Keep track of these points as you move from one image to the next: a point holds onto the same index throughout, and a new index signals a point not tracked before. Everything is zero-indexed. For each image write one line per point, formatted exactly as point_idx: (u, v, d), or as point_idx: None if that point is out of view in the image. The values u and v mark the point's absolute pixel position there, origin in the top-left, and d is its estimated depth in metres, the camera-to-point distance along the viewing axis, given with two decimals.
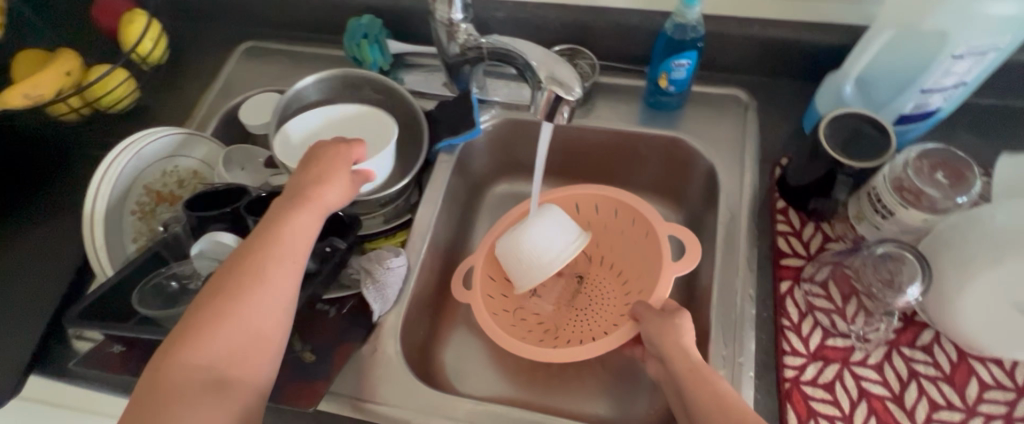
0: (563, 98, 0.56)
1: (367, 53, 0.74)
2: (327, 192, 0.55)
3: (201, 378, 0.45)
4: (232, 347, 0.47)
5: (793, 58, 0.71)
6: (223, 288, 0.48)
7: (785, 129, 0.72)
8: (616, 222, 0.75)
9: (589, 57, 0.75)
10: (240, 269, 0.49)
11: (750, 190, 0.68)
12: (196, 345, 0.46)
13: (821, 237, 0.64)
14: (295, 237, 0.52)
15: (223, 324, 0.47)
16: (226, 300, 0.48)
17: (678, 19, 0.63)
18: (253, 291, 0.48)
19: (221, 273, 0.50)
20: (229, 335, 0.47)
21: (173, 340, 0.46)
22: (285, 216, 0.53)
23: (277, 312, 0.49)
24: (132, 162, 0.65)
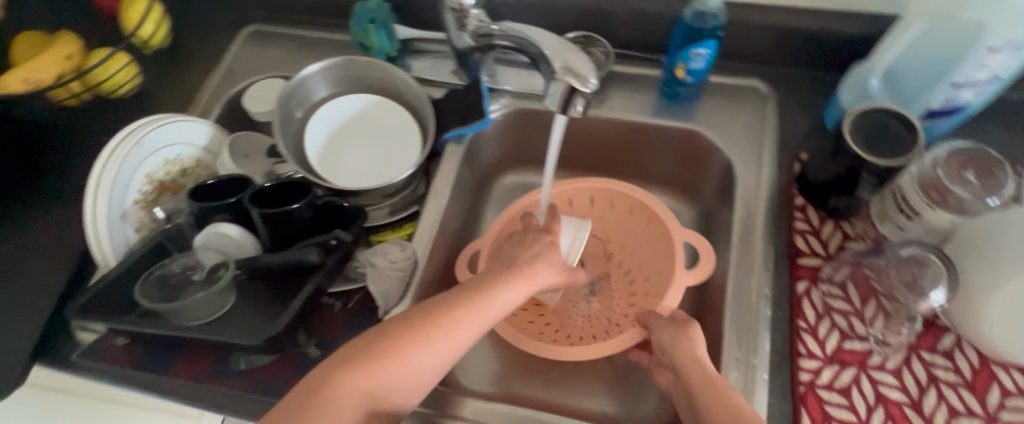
0: (578, 89, 0.53)
1: (375, 39, 0.71)
2: (542, 268, 0.60)
3: (359, 403, 0.45)
4: (388, 388, 0.46)
5: (816, 48, 0.68)
6: (410, 327, 0.49)
7: (806, 122, 0.69)
8: (628, 220, 0.74)
9: (602, 45, 0.72)
10: (456, 314, 0.51)
11: (767, 186, 0.66)
12: (364, 375, 0.46)
13: (840, 235, 0.62)
14: (504, 300, 0.54)
15: (390, 363, 0.47)
16: (411, 341, 0.48)
17: (698, 6, 0.61)
18: (439, 341, 0.49)
19: (424, 313, 0.50)
20: (389, 377, 0.46)
21: (346, 364, 0.46)
22: (500, 281, 0.56)
23: (438, 367, 0.49)
24: (135, 150, 0.63)
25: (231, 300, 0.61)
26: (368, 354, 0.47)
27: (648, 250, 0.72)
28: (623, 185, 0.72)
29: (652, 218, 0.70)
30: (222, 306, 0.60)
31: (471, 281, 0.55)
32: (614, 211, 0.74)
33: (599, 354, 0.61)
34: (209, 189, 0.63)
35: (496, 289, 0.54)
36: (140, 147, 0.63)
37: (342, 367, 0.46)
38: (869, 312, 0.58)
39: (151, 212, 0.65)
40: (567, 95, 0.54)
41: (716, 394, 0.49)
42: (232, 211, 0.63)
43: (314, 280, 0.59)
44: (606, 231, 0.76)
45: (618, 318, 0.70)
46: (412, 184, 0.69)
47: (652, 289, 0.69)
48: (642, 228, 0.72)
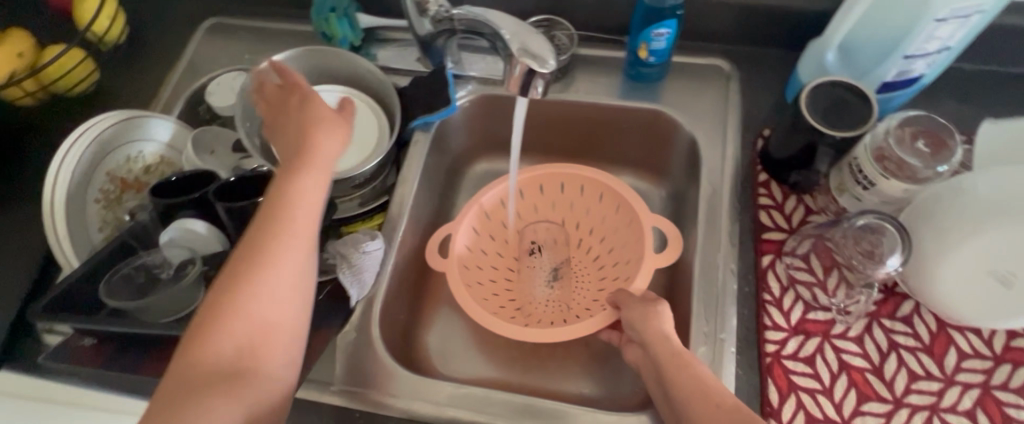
0: (536, 70, 0.53)
1: (337, 28, 0.71)
2: (324, 144, 0.54)
3: (220, 362, 0.44)
4: (241, 337, 0.45)
5: (774, 25, 0.69)
6: (240, 268, 0.47)
7: (767, 99, 0.70)
8: (597, 206, 0.74)
9: (566, 28, 0.72)
10: (270, 241, 0.48)
11: (732, 163, 0.67)
12: (214, 334, 0.44)
13: (803, 209, 0.63)
14: (304, 216, 0.50)
15: (233, 308, 0.45)
16: (247, 273, 0.46)
17: None
18: (274, 261, 0.47)
19: (255, 241, 0.48)
20: (241, 322, 0.45)
21: (198, 328, 0.45)
22: (289, 179, 0.51)
23: (296, 275, 0.48)
24: (93, 148, 0.62)
25: (201, 296, 0.60)
26: (211, 310, 0.45)
27: (618, 237, 0.73)
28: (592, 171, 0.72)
29: (622, 203, 0.71)
30: (190, 304, 0.59)
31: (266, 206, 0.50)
32: (584, 198, 0.75)
33: (569, 335, 0.62)
34: (173, 185, 0.62)
35: (293, 191, 0.50)
36: (99, 145, 0.62)
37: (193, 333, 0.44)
38: (830, 282, 0.59)
39: (115, 212, 0.64)
40: (524, 76, 0.53)
41: (681, 365, 0.50)
42: (198, 207, 0.62)
43: None
44: (575, 218, 0.77)
45: (586, 302, 0.71)
46: (382, 174, 0.69)
47: (621, 275, 0.70)
48: (610, 215, 0.73)
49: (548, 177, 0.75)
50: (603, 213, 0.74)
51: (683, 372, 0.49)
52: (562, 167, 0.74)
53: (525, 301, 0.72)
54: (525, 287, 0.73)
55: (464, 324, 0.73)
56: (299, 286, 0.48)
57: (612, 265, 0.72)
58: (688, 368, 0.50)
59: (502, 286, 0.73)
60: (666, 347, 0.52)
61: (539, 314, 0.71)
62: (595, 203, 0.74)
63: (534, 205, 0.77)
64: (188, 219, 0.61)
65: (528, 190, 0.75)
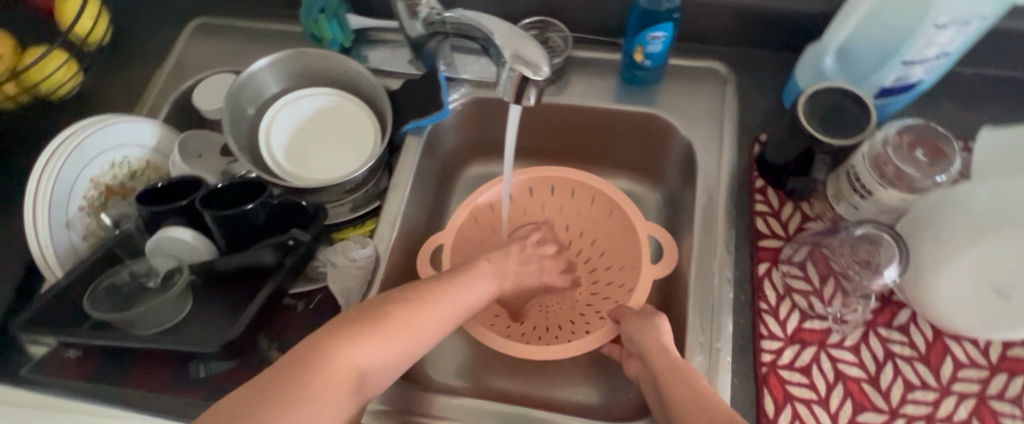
0: (529, 78, 0.51)
1: (327, 30, 0.69)
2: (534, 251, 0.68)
3: (348, 371, 0.46)
4: (375, 358, 0.48)
5: (772, 29, 0.68)
6: (398, 306, 0.51)
7: (764, 103, 0.69)
8: (589, 210, 0.74)
9: (561, 30, 0.70)
10: (419, 296, 0.53)
11: (728, 169, 0.66)
12: (353, 349, 0.47)
13: (799, 216, 0.63)
14: (469, 291, 0.57)
15: (383, 331, 0.49)
16: (398, 315, 0.50)
17: None
18: (417, 320, 0.51)
19: (411, 290, 0.53)
20: (378, 351, 0.48)
21: (331, 333, 0.47)
22: (468, 269, 0.60)
23: (431, 330, 0.52)
24: (76, 155, 0.60)
25: (188, 306, 0.60)
26: (358, 327, 0.48)
27: (612, 243, 0.72)
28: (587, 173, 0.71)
29: (616, 210, 0.70)
30: (177, 315, 0.59)
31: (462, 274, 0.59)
32: (576, 201, 0.74)
33: (568, 354, 0.60)
34: (158, 192, 0.61)
35: (463, 284, 0.57)
36: (82, 151, 0.60)
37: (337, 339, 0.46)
38: (827, 291, 0.59)
39: (99, 219, 0.63)
40: (518, 83, 0.51)
41: (678, 376, 0.50)
42: (185, 214, 0.61)
43: (274, 281, 0.58)
44: (565, 220, 0.76)
45: (582, 307, 0.71)
46: (373, 179, 0.68)
47: (619, 280, 0.70)
48: (602, 220, 0.73)
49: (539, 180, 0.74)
50: (595, 216, 0.74)
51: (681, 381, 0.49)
52: (553, 171, 0.72)
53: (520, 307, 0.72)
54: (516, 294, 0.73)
55: (457, 330, 0.72)
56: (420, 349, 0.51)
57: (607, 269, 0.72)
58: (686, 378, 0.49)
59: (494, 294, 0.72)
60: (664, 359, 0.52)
61: (535, 321, 0.70)
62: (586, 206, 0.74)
63: (524, 208, 0.76)
64: (173, 227, 0.59)
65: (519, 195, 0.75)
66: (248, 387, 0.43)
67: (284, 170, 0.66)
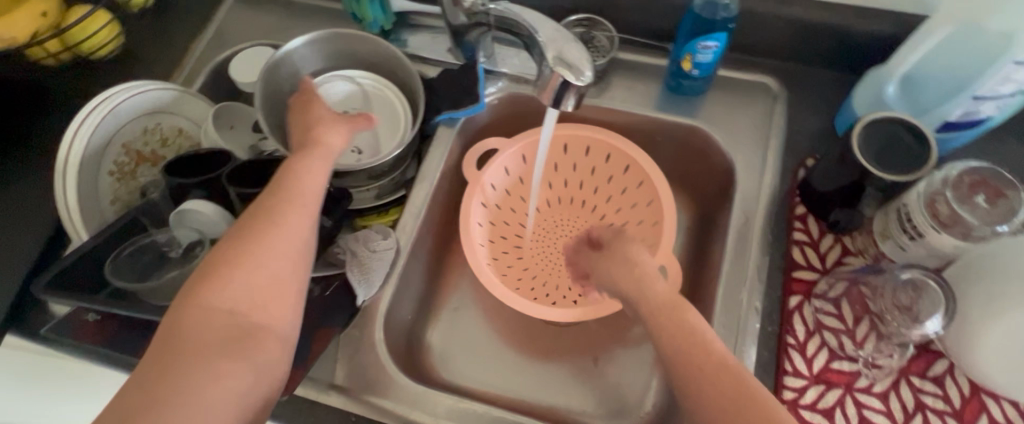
0: (571, 83, 0.48)
1: (368, 11, 0.68)
2: (331, 133, 0.52)
3: (223, 329, 0.41)
4: (239, 299, 0.42)
5: (832, 47, 0.64)
6: (241, 234, 0.44)
7: (815, 125, 0.66)
8: (623, 180, 0.72)
9: (607, 29, 0.67)
10: (252, 213, 0.46)
11: (768, 191, 0.63)
12: (213, 290, 0.42)
13: (839, 249, 0.59)
14: (308, 187, 0.48)
15: (240, 266, 0.43)
16: (246, 236, 0.44)
17: None
18: (261, 236, 0.44)
19: (246, 214, 0.46)
20: (240, 281, 0.42)
21: (184, 298, 0.42)
22: (295, 164, 0.49)
23: (302, 237, 0.46)
24: (109, 119, 0.60)
25: None
26: (208, 274, 0.42)
27: (638, 220, 0.71)
28: (632, 150, 0.69)
29: (653, 197, 0.69)
30: None
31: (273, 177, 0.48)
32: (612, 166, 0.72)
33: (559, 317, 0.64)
34: (187, 161, 0.61)
35: (298, 174, 0.48)
36: (115, 116, 0.61)
37: (189, 289, 0.41)
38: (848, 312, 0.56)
39: (128, 185, 0.63)
40: (560, 85, 0.49)
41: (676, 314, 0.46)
42: (209, 187, 0.60)
43: None
44: (595, 186, 0.74)
45: None
46: (400, 167, 0.66)
47: None
48: (636, 193, 0.71)
49: (584, 138, 0.71)
50: (628, 189, 0.72)
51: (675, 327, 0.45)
52: (598, 145, 0.71)
53: (532, 261, 0.72)
54: (533, 247, 0.73)
55: (471, 327, 0.71)
56: (298, 261, 0.45)
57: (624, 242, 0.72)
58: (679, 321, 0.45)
59: (511, 244, 0.73)
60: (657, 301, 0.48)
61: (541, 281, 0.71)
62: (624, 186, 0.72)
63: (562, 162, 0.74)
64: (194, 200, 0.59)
65: (561, 146, 0.72)
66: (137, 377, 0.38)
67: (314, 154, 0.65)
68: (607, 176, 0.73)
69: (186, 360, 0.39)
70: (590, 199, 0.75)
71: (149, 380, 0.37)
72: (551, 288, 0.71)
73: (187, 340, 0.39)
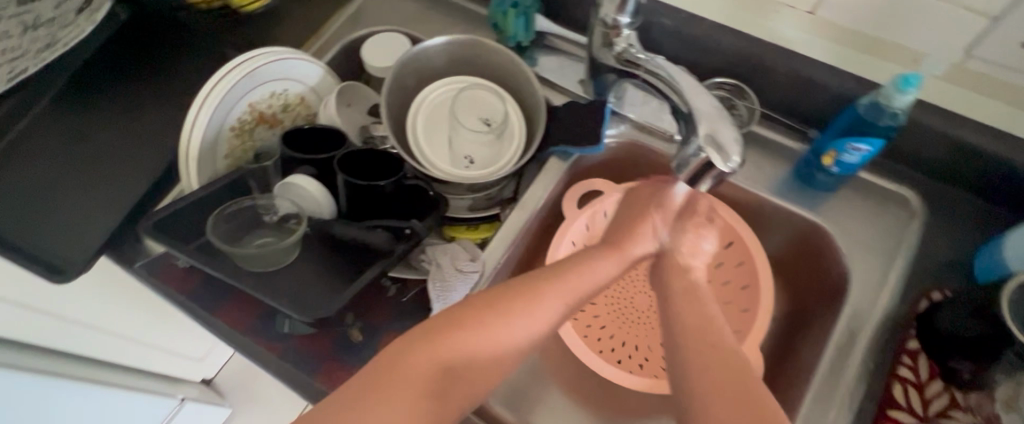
0: (716, 165, 0.46)
1: (512, 25, 0.66)
2: (638, 245, 0.55)
3: (433, 376, 0.44)
4: (466, 357, 0.45)
5: (996, 179, 0.58)
6: (518, 291, 0.48)
7: (950, 257, 0.60)
8: (721, 254, 0.68)
9: (750, 100, 0.63)
10: (523, 283, 0.49)
11: (881, 314, 0.58)
12: (458, 342, 0.45)
13: (946, 399, 0.54)
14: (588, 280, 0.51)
15: (482, 329, 0.46)
16: (521, 300, 0.48)
17: (880, 99, 0.52)
18: (533, 311, 0.48)
19: (520, 281, 0.49)
20: (499, 334, 0.46)
21: (427, 332, 0.45)
22: (588, 258, 0.53)
23: (547, 326, 0.48)
24: (246, 79, 0.61)
25: (294, 255, 0.60)
26: (455, 324, 0.45)
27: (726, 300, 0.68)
28: (746, 232, 0.65)
29: (752, 284, 0.65)
30: (283, 261, 0.59)
31: (561, 261, 0.52)
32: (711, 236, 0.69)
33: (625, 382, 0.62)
34: (303, 134, 0.62)
35: (587, 265, 0.52)
36: (252, 77, 0.62)
37: (436, 330, 0.45)
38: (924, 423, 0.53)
39: (244, 142, 0.64)
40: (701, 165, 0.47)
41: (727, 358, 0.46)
42: (318, 165, 0.61)
43: (382, 264, 0.57)
44: None
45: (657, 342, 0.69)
46: (500, 185, 0.65)
47: None
48: (732, 271, 0.68)
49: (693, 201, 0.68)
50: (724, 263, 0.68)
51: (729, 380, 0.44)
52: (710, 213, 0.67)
53: (605, 310, 0.70)
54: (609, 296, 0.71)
55: None
56: (526, 349, 0.48)
57: None
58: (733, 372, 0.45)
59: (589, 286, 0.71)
60: (703, 333, 0.48)
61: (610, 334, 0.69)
62: (723, 260, 0.68)
63: None
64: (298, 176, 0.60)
65: None
66: (344, 386, 0.43)
67: (422, 153, 0.65)
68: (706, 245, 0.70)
69: (395, 395, 0.42)
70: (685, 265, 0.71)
71: (354, 397, 0.42)
72: (618, 344, 0.68)
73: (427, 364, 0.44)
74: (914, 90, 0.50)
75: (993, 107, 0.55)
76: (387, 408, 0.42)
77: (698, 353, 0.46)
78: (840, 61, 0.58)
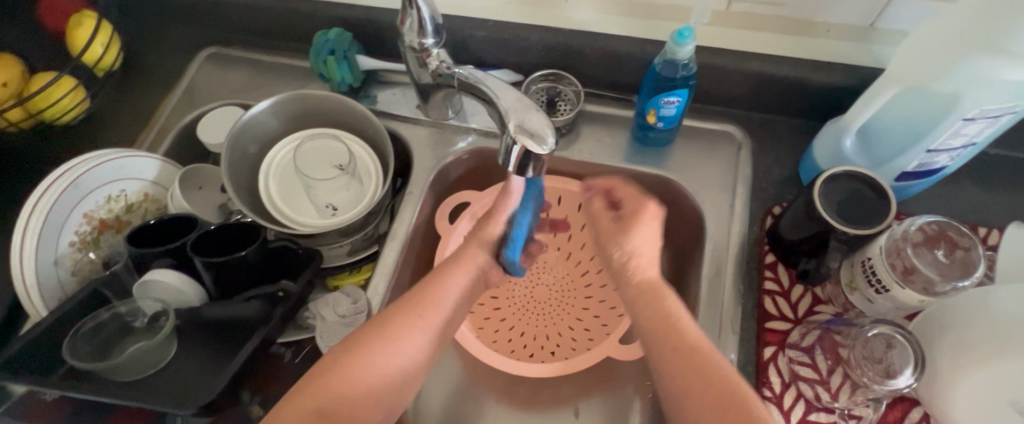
0: (533, 152, 0.48)
1: (335, 72, 0.68)
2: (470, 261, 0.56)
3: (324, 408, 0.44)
4: (357, 384, 0.45)
5: (792, 96, 0.66)
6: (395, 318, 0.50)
7: (780, 173, 0.67)
8: (593, 228, 0.72)
9: (573, 83, 0.68)
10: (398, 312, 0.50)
11: (737, 239, 0.63)
12: (341, 374, 0.46)
13: (810, 298, 0.59)
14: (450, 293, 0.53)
15: (369, 356, 0.47)
16: (374, 346, 0.47)
17: (669, 55, 0.57)
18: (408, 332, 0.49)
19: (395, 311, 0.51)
20: (365, 366, 0.46)
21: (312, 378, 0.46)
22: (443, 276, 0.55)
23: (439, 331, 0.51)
24: (70, 190, 0.59)
25: (174, 348, 0.57)
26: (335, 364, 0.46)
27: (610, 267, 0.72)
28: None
29: None
30: (162, 358, 0.57)
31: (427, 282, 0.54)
32: (580, 213, 0.72)
33: (538, 373, 0.63)
34: (151, 230, 0.60)
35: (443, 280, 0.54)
36: (77, 186, 0.60)
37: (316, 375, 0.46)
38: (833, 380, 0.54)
39: (90, 254, 0.62)
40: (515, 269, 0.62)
41: (685, 339, 0.47)
42: (176, 255, 0.59)
43: (262, 332, 0.56)
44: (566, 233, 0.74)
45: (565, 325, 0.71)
46: (374, 220, 0.67)
47: (609, 299, 0.71)
48: None
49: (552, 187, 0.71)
50: (598, 234, 0.73)
51: (696, 371, 0.45)
52: (571, 197, 0.72)
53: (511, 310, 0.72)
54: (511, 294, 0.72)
55: (445, 384, 0.69)
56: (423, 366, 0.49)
57: (602, 285, 0.72)
58: (694, 356, 0.45)
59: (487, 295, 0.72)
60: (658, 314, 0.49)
61: (522, 336, 0.70)
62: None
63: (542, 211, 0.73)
64: (161, 270, 0.58)
65: None
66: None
67: (283, 212, 0.65)
68: (578, 225, 0.74)
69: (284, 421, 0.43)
70: (565, 246, 0.75)
71: None
72: (528, 340, 0.70)
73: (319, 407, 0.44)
74: (690, 40, 0.55)
75: (766, 38, 0.62)
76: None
77: (674, 353, 0.46)
78: (634, 31, 0.64)
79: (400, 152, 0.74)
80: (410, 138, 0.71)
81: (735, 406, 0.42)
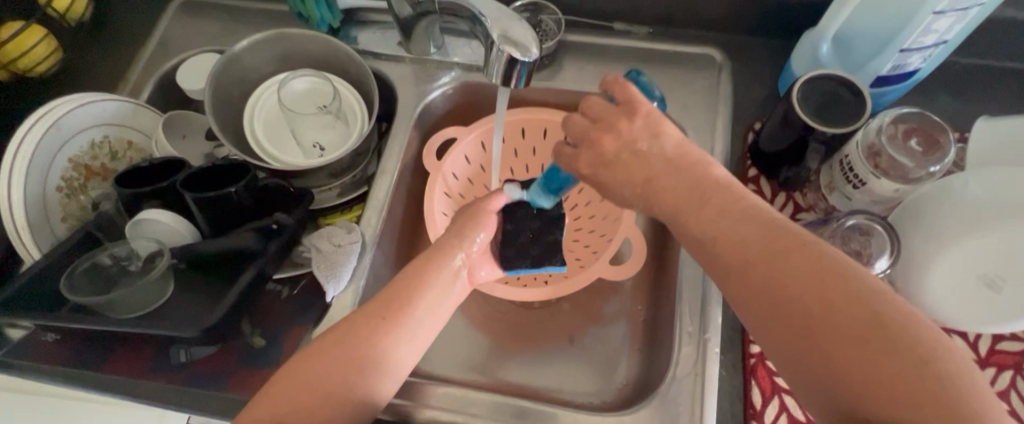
0: (518, 60, 0.49)
1: (314, 9, 0.68)
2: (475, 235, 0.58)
3: (319, 382, 0.45)
4: (340, 357, 0.47)
5: (768, 14, 0.67)
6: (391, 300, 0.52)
7: (759, 92, 0.69)
8: None
9: (554, 12, 0.70)
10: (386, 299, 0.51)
11: (722, 156, 0.65)
12: (326, 354, 0.47)
13: (792, 206, 0.61)
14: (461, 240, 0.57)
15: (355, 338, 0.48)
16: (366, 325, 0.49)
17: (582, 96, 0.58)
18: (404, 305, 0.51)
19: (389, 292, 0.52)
20: (351, 345, 0.48)
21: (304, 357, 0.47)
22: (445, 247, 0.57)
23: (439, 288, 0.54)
24: (52, 133, 0.59)
25: (171, 288, 0.58)
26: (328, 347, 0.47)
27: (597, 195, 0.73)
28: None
29: None
30: (160, 297, 0.57)
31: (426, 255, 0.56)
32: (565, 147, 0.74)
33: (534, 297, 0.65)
34: (139, 172, 0.60)
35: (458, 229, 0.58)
36: (59, 130, 0.59)
37: (303, 357, 0.47)
38: None
39: (78, 200, 0.61)
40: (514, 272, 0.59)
41: (804, 254, 0.40)
42: (166, 196, 0.60)
43: (258, 263, 0.56)
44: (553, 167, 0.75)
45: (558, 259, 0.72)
46: (363, 161, 0.68)
47: (598, 228, 0.72)
48: None
49: (535, 122, 0.72)
50: None
51: (829, 291, 0.38)
52: (559, 127, 0.71)
53: None
54: None
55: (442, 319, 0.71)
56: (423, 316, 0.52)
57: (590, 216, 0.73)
58: (828, 276, 0.38)
59: None
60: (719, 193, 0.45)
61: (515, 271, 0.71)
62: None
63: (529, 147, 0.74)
64: (153, 209, 0.58)
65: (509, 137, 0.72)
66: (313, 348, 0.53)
67: (273, 152, 0.65)
68: None
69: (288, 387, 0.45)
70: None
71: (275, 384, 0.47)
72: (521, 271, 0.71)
73: (318, 364, 0.46)
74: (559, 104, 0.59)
75: None
76: (285, 392, 0.45)
77: (832, 300, 0.38)
78: None
79: (385, 92, 0.74)
80: (393, 76, 0.71)
81: (877, 315, 0.36)
